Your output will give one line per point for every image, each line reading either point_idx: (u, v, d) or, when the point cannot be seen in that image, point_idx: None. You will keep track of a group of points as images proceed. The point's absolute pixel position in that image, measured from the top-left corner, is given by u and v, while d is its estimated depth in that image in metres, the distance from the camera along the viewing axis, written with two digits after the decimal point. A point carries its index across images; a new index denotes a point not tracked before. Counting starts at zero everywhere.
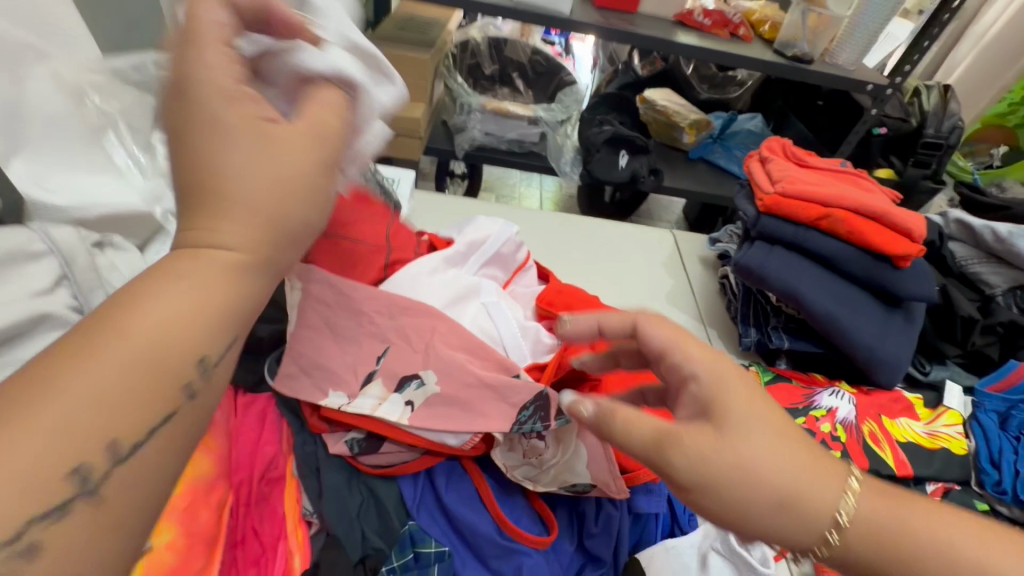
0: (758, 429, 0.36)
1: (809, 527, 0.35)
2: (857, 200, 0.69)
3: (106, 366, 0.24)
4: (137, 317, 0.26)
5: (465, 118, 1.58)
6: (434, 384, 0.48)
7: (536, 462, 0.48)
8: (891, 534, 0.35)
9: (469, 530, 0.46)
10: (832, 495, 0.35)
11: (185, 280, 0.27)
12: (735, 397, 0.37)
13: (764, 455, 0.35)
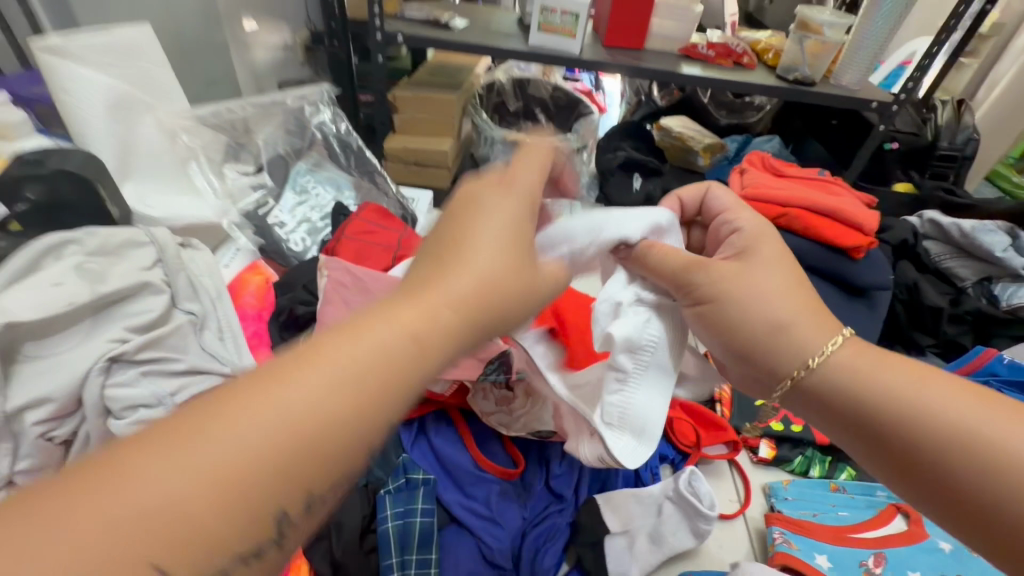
0: (762, 272, 0.47)
1: (783, 358, 0.44)
2: (815, 201, 0.76)
3: (308, 433, 0.27)
4: (337, 391, 0.28)
5: (488, 149, 1.75)
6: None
7: (507, 409, 0.59)
8: (868, 376, 0.41)
9: (451, 464, 0.57)
10: (813, 338, 0.43)
11: (385, 358, 0.30)
12: (759, 245, 0.49)
13: (769, 291, 0.46)
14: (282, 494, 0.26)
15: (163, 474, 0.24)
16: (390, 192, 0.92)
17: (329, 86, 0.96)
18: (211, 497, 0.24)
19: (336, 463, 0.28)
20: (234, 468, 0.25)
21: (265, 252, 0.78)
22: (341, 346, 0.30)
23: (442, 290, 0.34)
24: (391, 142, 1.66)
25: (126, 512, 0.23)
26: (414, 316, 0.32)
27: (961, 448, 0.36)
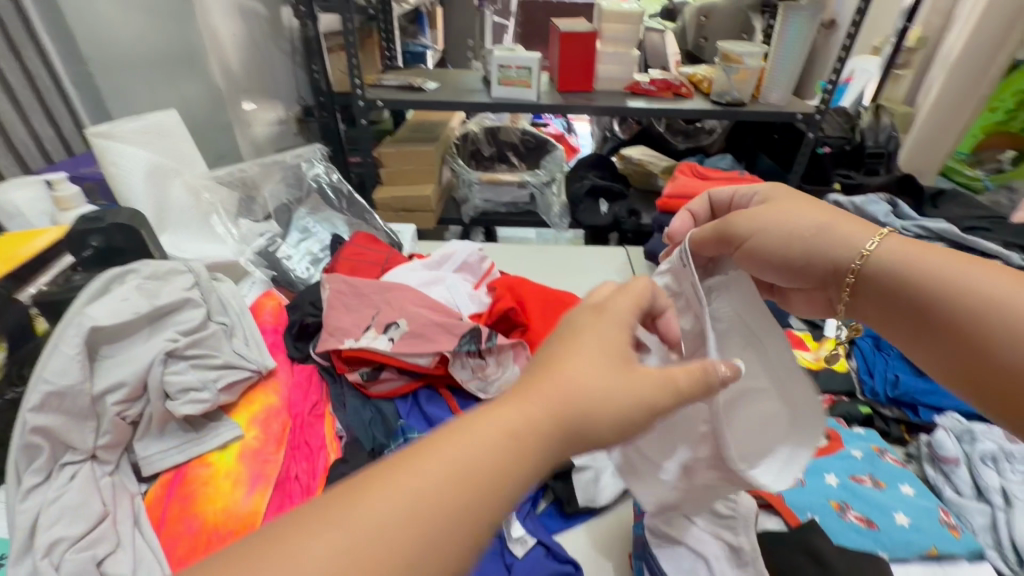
0: (799, 210, 0.55)
1: (837, 256, 0.51)
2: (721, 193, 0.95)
3: (447, 509, 0.32)
4: (465, 472, 0.33)
5: (467, 190, 1.94)
6: (406, 325, 0.74)
7: (482, 376, 0.73)
8: (906, 260, 0.47)
9: (438, 422, 0.70)
10: (860, 237, 0.50)
11: (503, 452, 0.34)
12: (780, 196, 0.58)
13: (804, 215, 0.54)
14: (430, 560, 0.30)
15: (337, 537, 0.29)
16: (377, 224, 1.07)
17: (321, 145, 1.16)
18: (384, 556, 0.29)
19: (466, 537, 0.32)
20: (390, 530, 0.30)
21: (278, 282, 0.94)
22: (472, 439, 0.34)
23: (544, 404, 0.37)
24: (380, 193, 1.85)
25: (318, 552, 0.29)
26: (523, 419, 0.36)
27: (980, 306, 0.42)
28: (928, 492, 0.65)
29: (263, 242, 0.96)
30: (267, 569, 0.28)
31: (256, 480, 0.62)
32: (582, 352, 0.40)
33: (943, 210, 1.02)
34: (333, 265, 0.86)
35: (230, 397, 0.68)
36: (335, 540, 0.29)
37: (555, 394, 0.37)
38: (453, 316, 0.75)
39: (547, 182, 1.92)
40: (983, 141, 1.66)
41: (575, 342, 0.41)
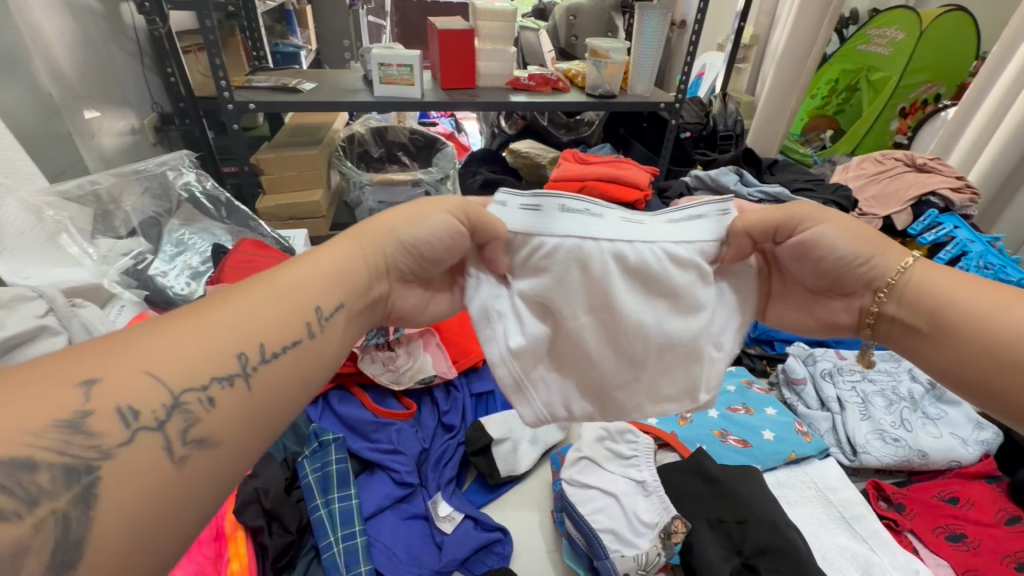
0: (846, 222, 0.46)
1: (871, 275, 0.45)
2: (601, 174, 1.02)
3: (262, 315, 0.36)
4: (283, 290, 0.38)
5: (359, 193, 1.88)
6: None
7: (393, 367, 0.73)
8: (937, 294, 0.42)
9: (353, 420, 0.69)
10: (894, 257, 0.45)
11: (315, 274, 0.40)
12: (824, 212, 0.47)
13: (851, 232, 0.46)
14: (244, 339, 0.34)
15: (149, 334, 0.31)
16: (264, 231, 1.01)
17: (189, 151, 1.08)
18: (200, 343, 0.32)
19: (282, 326, 0.36)
20: (214, 314, 0.34)
21: (153, 301, 0.85)
22: (289, 273, 0.39)
23: (353, 247, 0.45)
24: (262, 202, 1.73)
25: (146, 329, 0.32)
26: (336, 257, 0.43)
27: (1006, 327, 0.38)
28: (785, 410, 0.78)
29: (132, 261, 0.87)
30: (48, 366, 0.28)
31: None
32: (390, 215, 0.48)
33: (778, 177, 1.21)
34: (219, 276, 0.80)
35: None
36: (146, 342, 0.31)
37: (362, 253, 0.45)
38: None
39: (441, 179, 1.90)
40: (808, 123, 2.00)
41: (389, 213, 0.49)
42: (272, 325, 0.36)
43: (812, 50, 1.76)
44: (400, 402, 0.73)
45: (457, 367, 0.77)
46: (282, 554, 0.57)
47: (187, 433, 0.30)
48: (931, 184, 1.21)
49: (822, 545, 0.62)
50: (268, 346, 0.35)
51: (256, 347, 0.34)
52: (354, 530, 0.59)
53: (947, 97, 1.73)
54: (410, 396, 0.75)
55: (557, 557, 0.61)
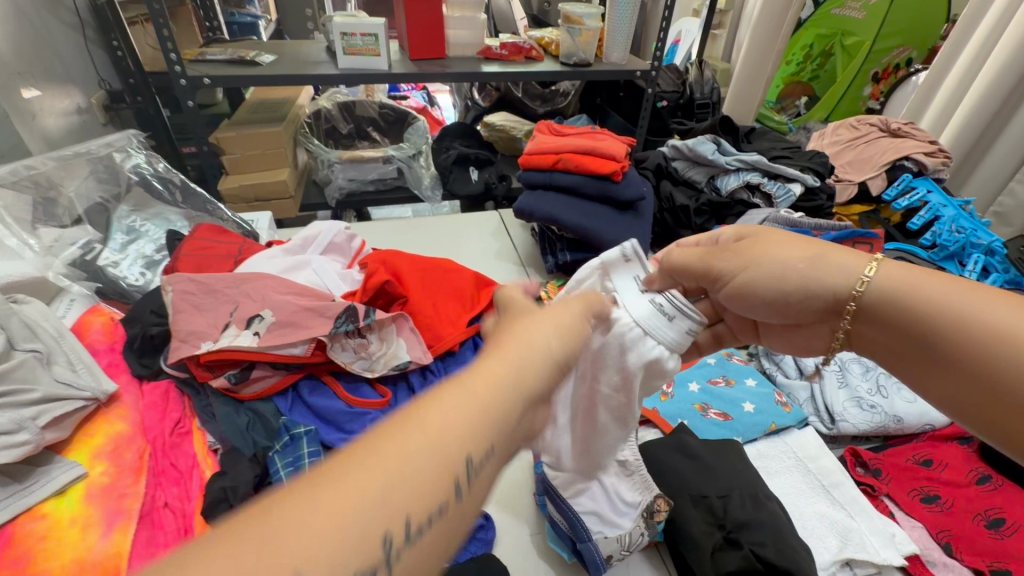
0: (788, 249, 0.54)
1: (835, 291, 0.52)
2: (577, 146, 0.99)
3: (407, 474, 0.30)
4: (426, 437, 0.32)
5: (328, 171, 1.80)
6: (271, 317, 0.65)
7: (365, 355, 0.69)
8: (898, 295, 0.48)
9: (326, 411, 0.66)
10: (853, 266, 0.51)
11: (467, 413, 0.34)
12: (756, 249, 0.56)
13: (787, 262, 0.54)
14: (401, 504, 0.29)
15: (303, 504, 0.27)
16: (224, 215, 0.96)
17: (136, 131, 1.01)
18: (347, 520, 0.27)
19: (434, 492, 0.31)
20: (373, 472, 0.29)
21: (105, 294, 0.80)
22: (437, 418, 0.34)
23: (503, 373, 0.38)
24: (225, 183, 1.64)
25: (306, 502, 0.27)
26: (485, 390, 0.36)
27: (968, 329, 0.43)
28: (765, 381, 0.78)
29: (80, 250, 0.81)
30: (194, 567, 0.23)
31: (113, 518, 0.54)
32: (529, 332, 0.43)
33: (756, 145, 1.19)
34: (173, 264, 0.75)
35: (60, 434, 0.57)
36: (301, 514, 0.26)
37: (509, 378, 0.38)
38: (324, 297, 0.68)
39: (413, 155, 1.86)
40: (784, 89, 1.96)
41: (531, 329, 0.43)
42: (427, 492, 0.30)
43: (788, 13, 1.72)
44: (374, 390, 0.70)
45: (433, 352, 0.72)
46: None
47: None
48: (904, 148, 1.21)
49: (801, 513, 0.62)
50: (415, 523, 0.29)
51: (404, 524, 0.29)
52: None
53: (918, 61, 1.73)
54: (385, 384, 0.72)
55: (541, 539, 0.60)
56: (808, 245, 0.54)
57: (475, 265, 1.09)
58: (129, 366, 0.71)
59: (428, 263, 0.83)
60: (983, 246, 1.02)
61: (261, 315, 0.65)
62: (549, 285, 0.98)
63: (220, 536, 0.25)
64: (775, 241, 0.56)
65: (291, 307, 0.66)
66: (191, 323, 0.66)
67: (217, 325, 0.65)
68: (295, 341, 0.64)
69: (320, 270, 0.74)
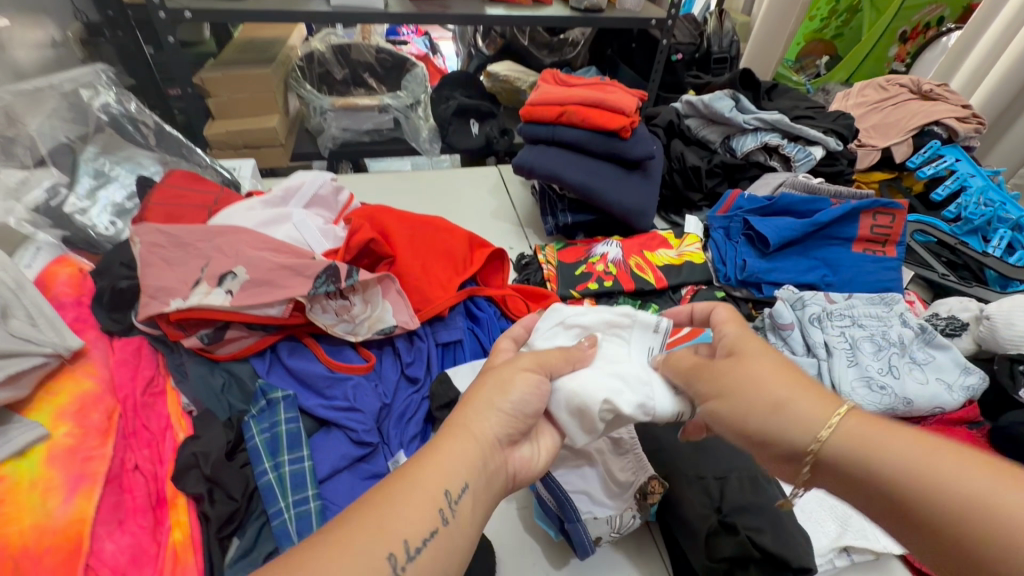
0: (774, 374, 0.44)
1: (794, 438, 0.41)
2: (583, 98, 0.91)
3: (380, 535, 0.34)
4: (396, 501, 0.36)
5: (320, 119, 1.71)
6: (244, 274, 0.60)
7: (348, 317, 0.64)
8: (865, 452, 0.38)
9: (306, 375, 0.62)
10: (812, 415, 0.41)
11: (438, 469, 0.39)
12: (718, 369, 0.46)
13: (748, 383, 0.44)
14: (386, 539, 0.34)
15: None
16: (202, 162, 0.89)
17: (105, 66, 0.92)
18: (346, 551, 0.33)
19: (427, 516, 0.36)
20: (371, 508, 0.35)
21: (72, 243, 0.75)
22: (412, 473, 0.38)
23: (471, 426, 0.42)
24: (210, 128, 1.56)
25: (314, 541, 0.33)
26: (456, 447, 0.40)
27: (941, 511, 0.34)
28: None
29: (42, 194, 0.75)
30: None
31: (76, 482, 0.51)
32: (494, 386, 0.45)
33: (777, 103, 1.11)
34: (142, 213, 0.69)
35: (19, 393, 0.54)
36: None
37: (477, 429, 0.42)
38: (302, 255, 0.63)
39: (410, 105, 1.75)
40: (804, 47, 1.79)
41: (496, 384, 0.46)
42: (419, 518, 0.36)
43: None
44: (358, 355, 0.66)
45: (421, 317, 0.68)
46: (227, 521, 0.52)
47: None
48: (935, 112, 1.12)
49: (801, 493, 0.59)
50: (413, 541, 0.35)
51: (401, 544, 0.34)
52: (307, 495, 0.54)
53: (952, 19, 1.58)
54: (370, 348, 0.68)
55: (528, 514, 0.58)
56: (774, 364, 0.45)
57: (471, 225, 1.03)
58: (97, 321, 0.67)
59: (419, 220, 0.77)
60: (1011, 221, 0.96)
61: (234, 272, 0.60)
62: (547, 249, 0.92)
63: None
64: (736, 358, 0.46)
65: (267, 265, 0.61)
66: (159, 279, 0.61)
67: (186, 282, 0.60)
68: (272, 302, 0.59)
69: (301, 225, 0.69)
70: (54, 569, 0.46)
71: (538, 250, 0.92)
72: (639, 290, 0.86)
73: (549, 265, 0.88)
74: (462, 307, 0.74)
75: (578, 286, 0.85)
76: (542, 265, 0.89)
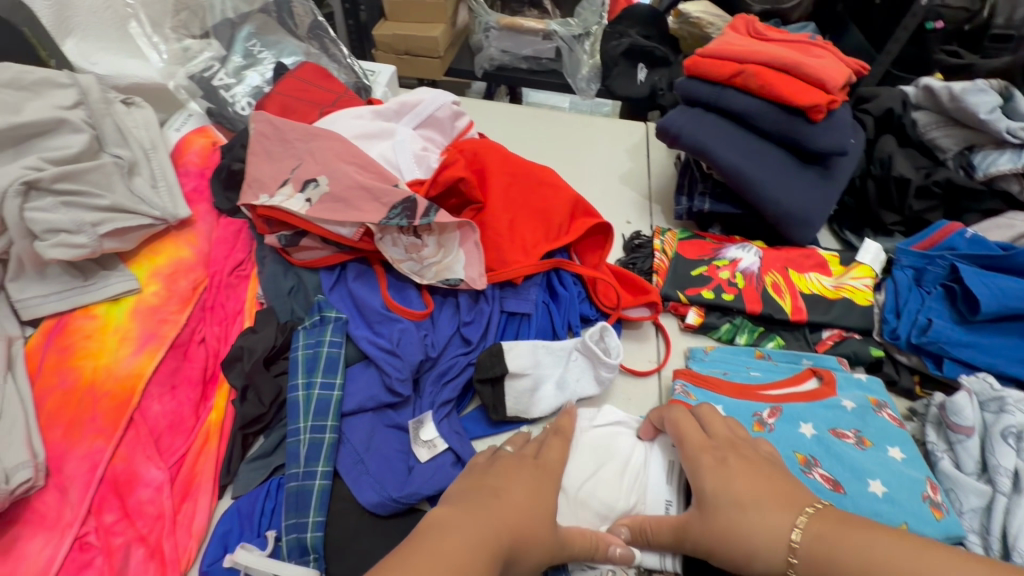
0: (740, 478, 0.44)
1: (766, 549, 0.41)
2: (772, 57, 0.69)
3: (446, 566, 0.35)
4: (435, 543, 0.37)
5: (484, 36, 1.65)
6: (326, 185, 0.58)
7: (417, 257, 0.59)
8: (832, 548, 0.38)
9: (363, 305, 0.60)
10: (774, 516, 0.41)
11: (502, 513, 0.41)
12: (698, 469, 0.46)
13: (712, 481, 0.45)
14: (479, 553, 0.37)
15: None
16: (344, 59, 0.89)
17: None
18: (444, 554, 0.36)
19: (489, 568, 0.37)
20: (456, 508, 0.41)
21: (214, 117, 0.79)
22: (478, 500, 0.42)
23: (519, 476, 0.45)
24: (381, 29, 1.60)
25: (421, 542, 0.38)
26: (514, 503, 0.42)
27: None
28: (920, 460, 0.54)
29: (201, 65, 0.80)
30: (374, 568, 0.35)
31: (147, 339, 0.56)
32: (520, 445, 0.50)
33: None
34: (266, 101, 0.70)
35: (125, 247, 0.59)
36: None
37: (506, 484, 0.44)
38: (385, 179, 0.58)
39: (578, 35, 1.60)
40: None
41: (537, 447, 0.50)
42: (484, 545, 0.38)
43: None
44: (418, 296, 0.62)
45: (492, 277, 0.60)
46: (253, 421, 0.54)
47: None
48: None
49: None
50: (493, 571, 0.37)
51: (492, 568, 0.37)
52: (325, 424, 0.53)
53: None
54: (433, 294, 0.63)
55: None
56: (749, 463, 0.46)
57: (591, 185, 0.91)
58: (210, 195, 0.71)
59: (528, 169, 0.68)
60: None
61: (318, 181, 0.58)
62: (667, 234, 0.78)
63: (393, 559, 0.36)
64: (710, 447, 0.48)
65: (348, 182, 0.57)
66: (256, 171, 0.61)
67: (276, 181, 0.60)
68: (344, 223, 0.56)
69: (399, 148, 0.64)
70: (109, 412, 0.51)
71: (657, 233, 0.78)
72: (765, 316, 0.69)
73: (663, 254, 0.74)
74: (543, 278, 0.66)
75: (689, 289, 0.70)
76: (655, 252, 0.75)
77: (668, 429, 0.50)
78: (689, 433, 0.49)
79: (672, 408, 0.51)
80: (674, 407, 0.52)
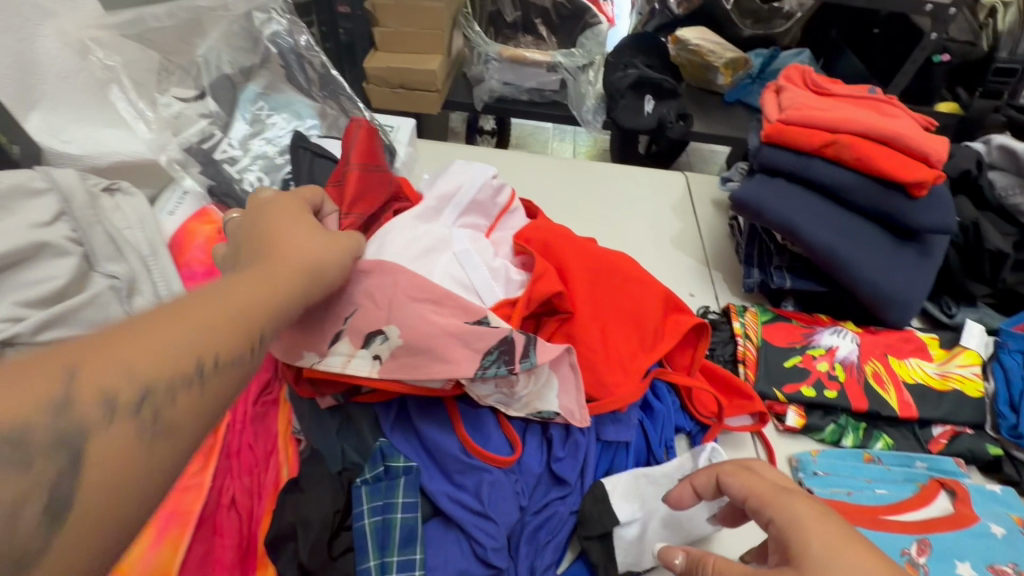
0: (847, 547, 0.32)
1: None
2: (866, 127, 0.64)
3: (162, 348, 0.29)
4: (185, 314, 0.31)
5: (483, 68, 1.55)
6: (398, 337, 0.46)
7: (508, 391, 0.49)
8: None
9: (435, 448, 0.49)
10: None
11: (205, 311, 0.32)
12: (786, 522, 0.35)
13: (807, 538, 0.33)
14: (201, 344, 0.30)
15: (72, 517, 0.24)
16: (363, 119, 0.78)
17: None
18: (178, 335, 0.30)
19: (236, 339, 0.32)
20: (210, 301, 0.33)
21: (217, 196, 0.66)
22: (222, 297, 0.34)
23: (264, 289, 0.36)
24: (372, 61, 1.47)
25: (177, 339, 0.30)
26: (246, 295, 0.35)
27: None
28: None
29: (198, 135, 0.67)
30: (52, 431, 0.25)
31: (167, 524, 0.43)
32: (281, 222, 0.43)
33: None
34: None
35: None
36: (72, 530, 0.24)
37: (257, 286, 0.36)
38: (461, 296, 0.48)
39: (583, 66, 1.51)
40: None
41: (267, 221, 0.44)
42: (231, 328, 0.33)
43: None
44: (499, 433, 0.50)
45: (592, 409, 0.51)
46: None
47: (158, 417, 0.28)
48: None
49: None
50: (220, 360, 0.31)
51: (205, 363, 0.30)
52: None
53: None
54: (512, 422, 0.52)
55: None
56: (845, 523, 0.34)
57: (643, 250, 0.83)
58: None
59: (611, 263, 0.59)
60: None
61: (387, 331, 0.46)
62: (748, 313, 0.69)
63: (122, 337, 0.29)
64: (798, 494, 0.37)
65: (416, 305, 0.46)
66: None
67: (324, 332, 0.47)
68: (415, 357, 0.46)
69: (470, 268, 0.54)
70: None
71: (735, 313, 0.69)
72: (870, 413, 0.62)
73: (749, 341, 0.66)
74: None
75: (786, 385, 0.62)
76: (736, 337, 0.67)
77: (735, 475, 0.40)
78: (762, 479, 0.39)
79: (725, 462, 0.42)
80: (726, 462, 0.42)
